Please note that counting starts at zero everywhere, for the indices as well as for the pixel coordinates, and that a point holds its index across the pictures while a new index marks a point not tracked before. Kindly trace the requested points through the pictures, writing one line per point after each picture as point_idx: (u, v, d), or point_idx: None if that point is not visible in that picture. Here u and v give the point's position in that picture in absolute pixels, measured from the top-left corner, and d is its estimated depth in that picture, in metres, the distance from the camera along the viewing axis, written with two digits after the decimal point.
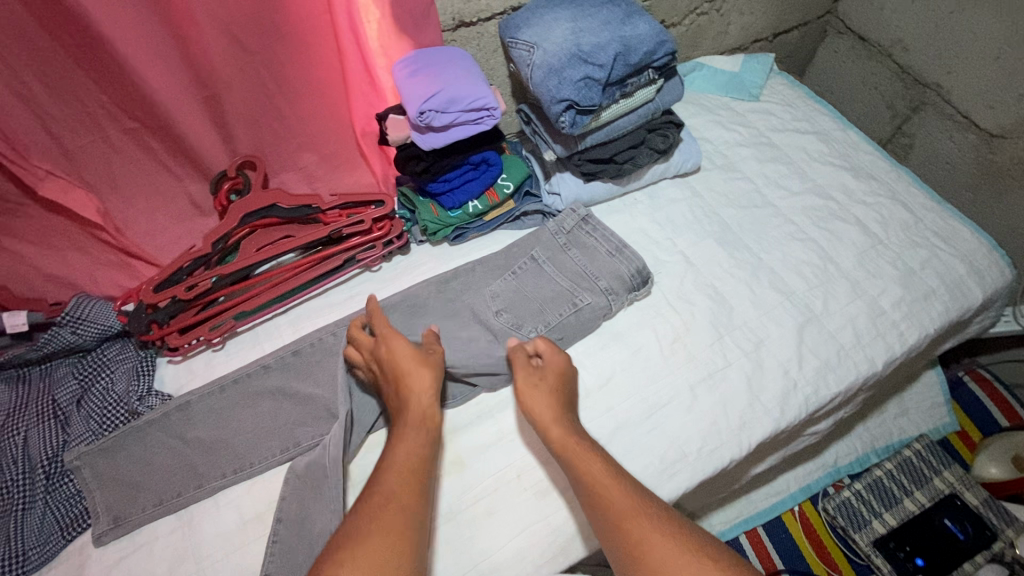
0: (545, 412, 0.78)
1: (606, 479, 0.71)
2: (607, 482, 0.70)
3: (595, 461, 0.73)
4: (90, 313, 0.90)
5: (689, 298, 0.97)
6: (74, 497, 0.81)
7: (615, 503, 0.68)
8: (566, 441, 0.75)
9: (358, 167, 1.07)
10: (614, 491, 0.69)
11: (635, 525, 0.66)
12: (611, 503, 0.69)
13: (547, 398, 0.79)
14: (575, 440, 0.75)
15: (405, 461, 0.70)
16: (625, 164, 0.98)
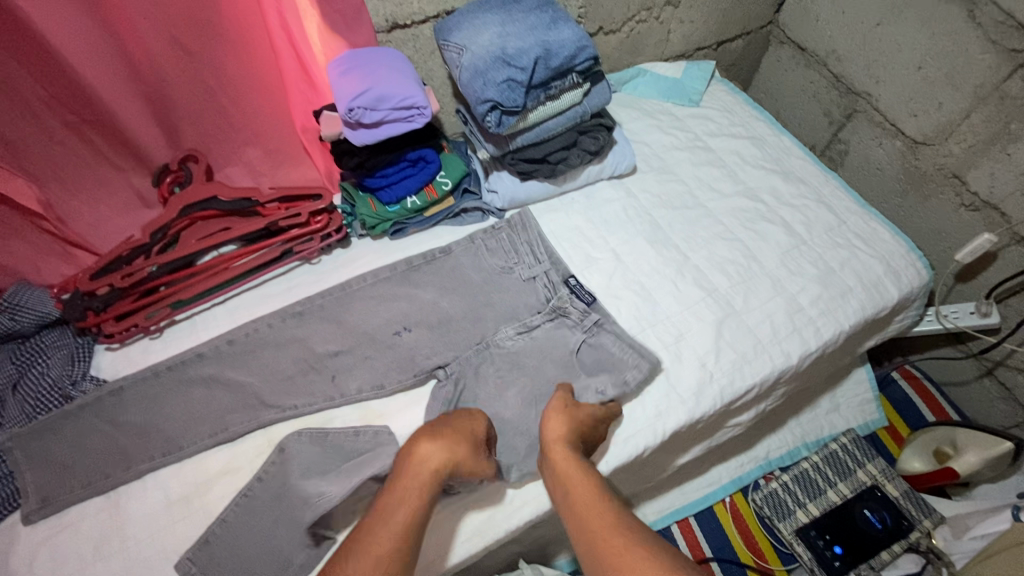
0: (557, 433, 0.81)
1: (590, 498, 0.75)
2: (591, 500, 0.74)
3: (582, 476, 0.77)
4: (29, 301, 0.92)
5: (616, 294, 1.01)
6: (3, 479, 0.83)
7: (595, 516, 0.72)
8: (560, 457, 0.80)
9: (301, 163, 1.11)
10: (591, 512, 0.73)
11: (608, 540, 0.69)
12: (589, 518, 0.72)
13: (565, 426, 0.82)
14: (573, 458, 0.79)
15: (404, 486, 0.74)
16: (558, 164, 1.03)
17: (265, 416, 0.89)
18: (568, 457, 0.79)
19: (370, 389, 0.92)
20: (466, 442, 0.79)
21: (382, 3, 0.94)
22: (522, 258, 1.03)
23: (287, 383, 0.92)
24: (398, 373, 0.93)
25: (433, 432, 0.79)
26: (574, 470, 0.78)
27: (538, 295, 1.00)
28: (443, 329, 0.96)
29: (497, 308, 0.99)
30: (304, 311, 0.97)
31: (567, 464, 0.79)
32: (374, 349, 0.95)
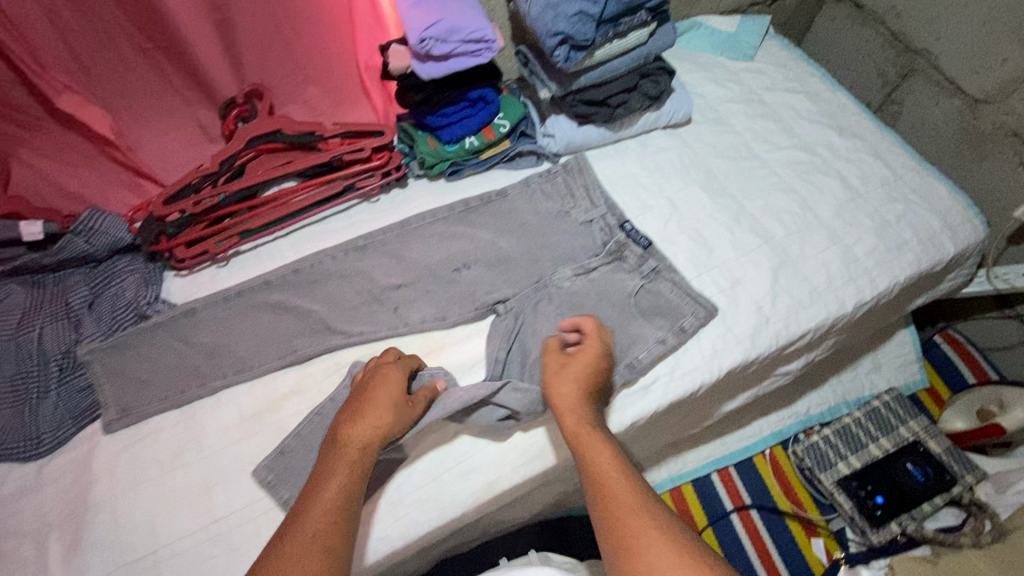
0: (564, 399, 0.77)
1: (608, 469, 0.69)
2: (610, 473, 0.69)
3: (603, 448, 0.72)
4: (103, 225, 0.94)
5: (673, 239, 1.01)
6: (85, 390, 0.87)
7: (614, 491, 0.67)
8: (575, 427, 0.75)
9: (360, 104, 1.12)
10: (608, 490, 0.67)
11: (628, 518, 0.63)
12: (607, 491, 0.67)
13: (574, 387, 0.78)
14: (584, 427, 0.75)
15: (332, 501, 0.68)
16: (617, 108, 1.03)
17: (332, 341, 0.92)
18: (584, 426, 0.75)
19: (432, 319, 0.94)
20: (388, 411, 0.76)
21: None
22: (578, 202, 1.03)
23: (352, 312, 0.95)
24: (458, 308, 0.95)
25: (355, 411, 0.75)
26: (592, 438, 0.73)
27: (595, 238, 1.01)
28: (502, 266, 0.98)
29: (554, 248, 0.99)
30: (365, 245, 1.00)
31: (585, 434, 0.74)
32: (435, 283, 0.97)
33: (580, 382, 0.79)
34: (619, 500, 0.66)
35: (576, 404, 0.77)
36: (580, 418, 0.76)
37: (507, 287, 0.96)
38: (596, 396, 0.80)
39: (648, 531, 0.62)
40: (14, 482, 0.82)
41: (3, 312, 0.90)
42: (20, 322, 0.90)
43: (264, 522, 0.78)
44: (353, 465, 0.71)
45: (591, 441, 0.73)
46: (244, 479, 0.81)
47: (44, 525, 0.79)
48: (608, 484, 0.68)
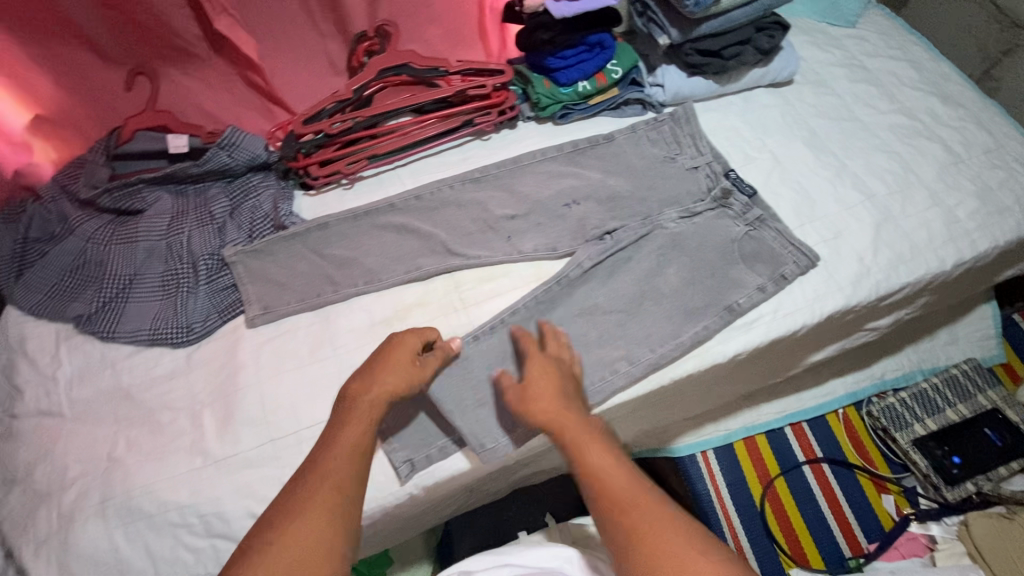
0: (546, 407, 0.76)
1: (609, 469, 0.70)
2: (613, 472, 0.69)
3: (599, 451, 0.71)
4: (243, 141, 1.01)
5: (776, 190, 1.05)
6: (229, 289, 0.95)
7: (618, 492, 0.67)
8: (566, 432, 0.74)
9: (474, 46, 1.17)
10: (611, 488, 0.68)
11: (639, 517, 0.65)
12: (609, 495, 0.68)
13: (555, 392, 0.78)
14: (579, 429, 0.74)
15: (342, 468, 0.68)
16: (731, 60, 1.06)
17: (452, 263, 0.99)
18: (578, 429, 0.73)
19: (544, 249, 0.99)
20: (400, 370, 0.78)
21: None
22: (684, 149, 1.06)
23: (470, 238, 1.01)
24: (568, 241, 1.00)
25: (366, 367, 0.78)
26: (587, 441, 0.72)
27: (700, 184, 1.03)
28: (612, 204, 1.02)
29: (661, 190, 1.03)
30: (482, 177, 1.05)
31: (580, 437, 0.73)
32: (546, 216, 1.02)
33: (562, 388, 0.79)
34: (627, 499, 0.67)
35: (564, 411, 0.76)
36: (569, 425, 0.74)
37: (615, 221, 1.01)
38: (577, 399, 0.80)
39: (661, 526, 0.64)
40: (167, 365, 0.90)
41: (156, 215, 0.99)
42: (170, 224, 0.98)
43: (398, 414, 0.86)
44: (360, 442, 0.71)
45: (586, 438, 0.73)
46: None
47: (197, 403, 0.86)
48: (612, 487, 0.68)
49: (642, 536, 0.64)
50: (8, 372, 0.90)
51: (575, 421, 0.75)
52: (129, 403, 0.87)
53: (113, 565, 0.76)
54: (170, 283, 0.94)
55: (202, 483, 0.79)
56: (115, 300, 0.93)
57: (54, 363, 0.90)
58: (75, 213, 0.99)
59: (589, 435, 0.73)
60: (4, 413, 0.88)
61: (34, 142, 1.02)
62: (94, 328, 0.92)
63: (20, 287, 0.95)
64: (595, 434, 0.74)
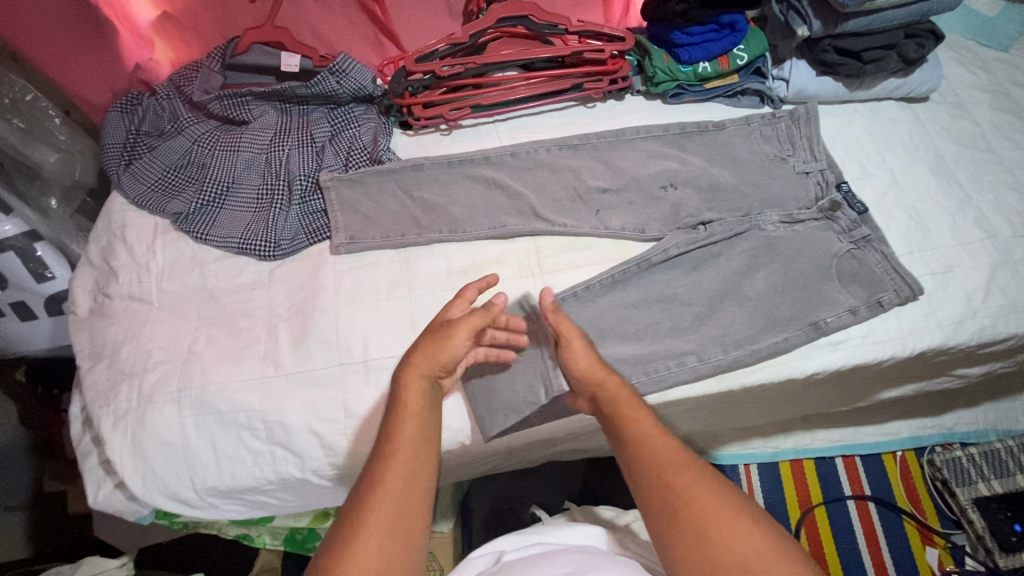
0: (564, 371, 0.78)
1: (656, 436, 0.68)
2: (660, 439, 0.68)
3: (644, 416, 0.70)
4: (352, 70, 1.01)
5: (888, 211, 0.98)
6: (319, 213, 0.96)
7: (664, 458, 0.66)
8: (608, 398, 0.72)
9: (596, 10, 1.13)
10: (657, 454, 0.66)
11: (688, 481, 0.64)
12: (660, 461, 0.66)
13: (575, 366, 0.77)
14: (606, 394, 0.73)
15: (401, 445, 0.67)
16: (869, 64, 0.99)
17: (538, 227, 0.97)
18: (622, 398, 0.72)
19: (632, 229, 0.97)
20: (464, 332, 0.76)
21: None
22: (797, 151, 1.01)
23: (558, 205, 0.99)
24: (660, 225, 0.97)
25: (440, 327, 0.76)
26: (629, 405, 0.71)
27: (807, 191, 0.98)
28: (712, 194, 0.98)
29: (766, 189, 0.98)
30: (580, 145, 1.02)
31: (628, 406, 0.71)
32: (639, 196, 0.99)
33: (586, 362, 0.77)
34: (677, 465, 0.65)
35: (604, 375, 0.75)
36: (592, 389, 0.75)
37: (712, 212, 0.97)
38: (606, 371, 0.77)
39: (708, 491, 0.63)
40: (252, 274, 0.93)
41: (260, 129, 1.01)
42: (272, 140, 1.01)
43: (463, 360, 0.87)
44: (418, 438, 0.67)
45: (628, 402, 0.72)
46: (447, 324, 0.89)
47: (275, 316, 0.89)
48: (658, 453, 0.66)
49: (691, 499, 0.62)
50: (106, 254, 0.95)
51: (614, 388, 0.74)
52: (213, 304, 0.90)
53: (181, 450, 0.80)
54: (265, 198, 0.97)
55: (271, 392, 0.82)
56: (212, 204, 0.97)
57: (149, 253, 0.94)
58: (185, 114, 1.02)
59: (630, 399, 0.72)
60: (99, 290, 0.93)
61: (158, 40, 1.05)
62: (189, 227, 0.95)
63: (126, 175, 0.99)
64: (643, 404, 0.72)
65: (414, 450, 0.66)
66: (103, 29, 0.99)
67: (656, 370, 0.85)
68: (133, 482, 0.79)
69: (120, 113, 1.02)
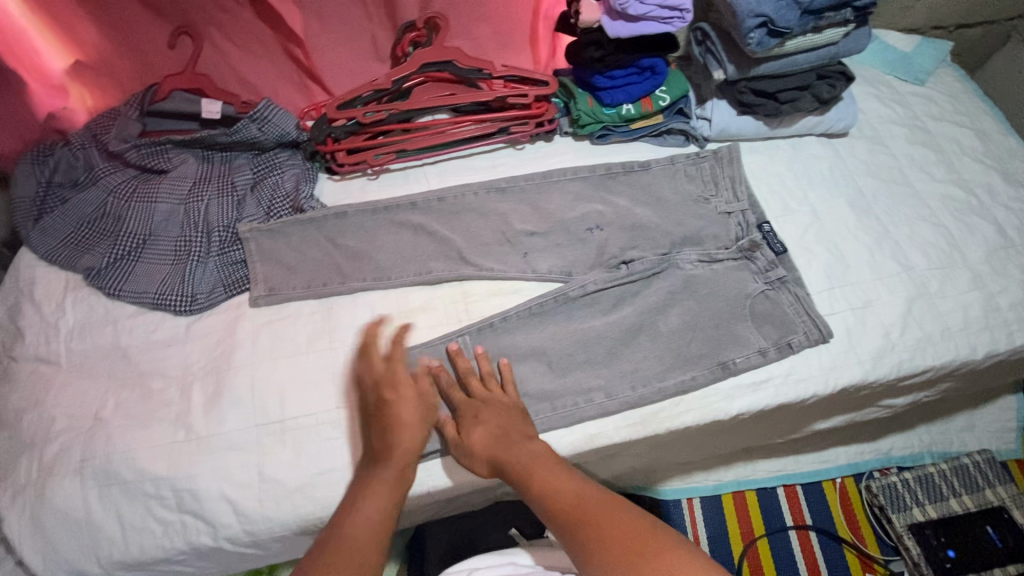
0: (484, 448, 0.79)
1: (567, 488, 0.74)
2: (563, 489, 0.74)
3: (552, 471, 0.76)
4: (275, 117, 0.99)
5: (810, 247, 1.00)
6: (239, 264, 0.94)
7: (574, 509, 0.72)
8: (506, 463, 0.77)
9: (524, 51, 1.13)
10: (570, 495, 0.73)
11: (601, 525, 0.69)
12: (577, 512, 0.71)
13: (487, 438, 0.79)
14: (518, 460, 0.77)
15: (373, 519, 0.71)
16: (785, 104, 1.01)
17: (465, 271, 0.96)
18: (516, 461, 0.77)
19: (559, 272, 0.96)
20: (412, 409, 0.79)
21: None
22: (720, 191, 1.02)
23: (485, 248, 0.98)
24: (587, 266, 0.97)
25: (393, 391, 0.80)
26: (531, 466, 0.76)
27: (729, 231, 1.00)
28: (636, 233, 0.98)
29: (689, 227, 0.99)
30: (508, 188, 1.02)
31: (527, 465, 0.76)
32: (566, 238, 0.99)
33: (499, 431, 0.80)
34: (587, 511, 0.71)
35: (497, 448, 0.79)
36: (512, 455, 0.78)
37: (638, 252, 0.97)
38: (521, 426, 0.81)
39: (623, 531, 0.68)
40: (167, 330, 0.90)
41: (178, 178, 0.99)
42: (191, 190, 0.98)
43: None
44: (381, 518, 0.71)
45: (525, 462, 0.77)
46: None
47: (189, 375, 0.86)
48: (568, 508, 0.72)
49: (604, 542, 0.67)
50: (13, 314, 0.91)
51: (517, 448, 0.78)
52: (125, 363, 0.87)
53: (84, 525, 0.76)
54: (182, 250, 0.94)
55: (181, 458, 0.79)
56: (126, 258, 0.94)
57: (58, 311, 0.91)
58: (100, 164, 0.99)
59: (533, 457, 0.77)
60: (4, 353, 0.89)
61: (73, 87, 1.02)
62: (101, 283, 0.92)
63: (36, 230, 0.96)
64: (545, 459, 0.77)
65: (382, 524, 0.71)
66: (10, 83, 0.95)
67: (580, 418, 0.85)
68: (33, 562, 0.75)
69: (30, 165, 0.98)
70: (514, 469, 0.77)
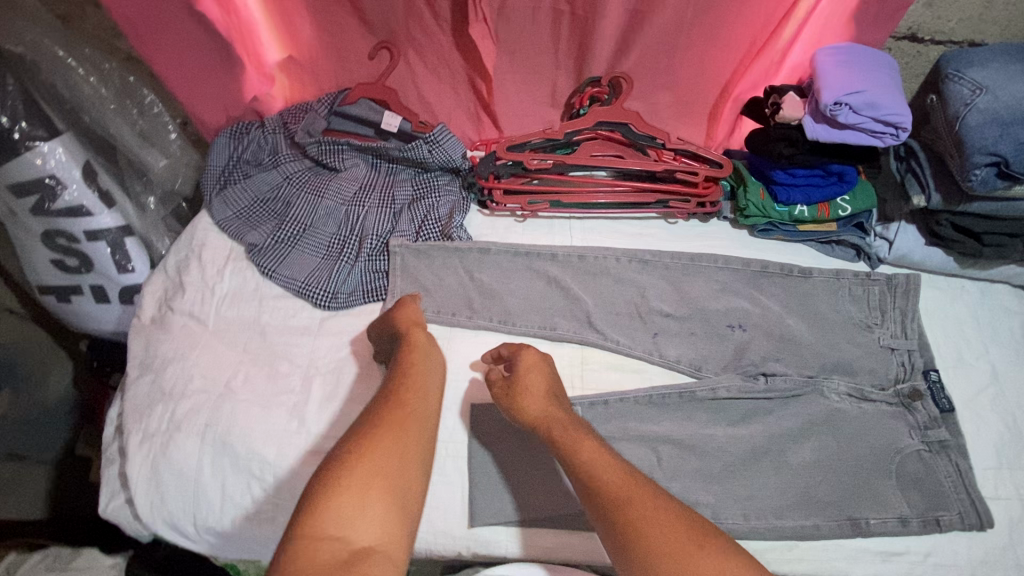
0: (537, 406, 0.79)
1: (608, 468, 0.71)
2: (609, 471, 0.70)
3: (594, 452, 0.73)
4: (447, 142, 1.03)
5: (979, 412, 0.88)
6: (380, 274, 0.98)
7: (615, 493, 0.68)
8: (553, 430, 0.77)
9: (698, 126, 1.10)
10: (612, 476, 0.70)
11: (635, 516, 0.65)
12: (619, 494, 0.68)
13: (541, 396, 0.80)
14: (565, 431, 0.76)
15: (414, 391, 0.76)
16: (988, 248, 0.90)
17: (589, 336, 0.93)
18: (567, 430, 0.76)
19: (687, 363, 0.91)
20: (408, 305, 0.87)
21: (922, 9, 0.85)
22: (886, 322, 0.93)
23: (615, 317, 0.95)
24: (718, 365, 0.91)
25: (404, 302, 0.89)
26: (578, 440, 0.75)
27: (888, 369, 0.90)
28: (783, 345, 0.91)
29: (843, 353, 0.90)
30: (651, 260, 0.99)
31: (573, 437, 0.75)
32: (702, 329, 0.94)
33: (551, 394, 0.82)
34: (626, 498, 0.67)
35: (547, 410, 0.79)
36: (558, 423, 0.78)
37: (780, 366, 0.89)
38: (564, 402, 0.82)
39: (664, 523, 0.64)
40: (303, 318, 0.96)
41: (348, 181, 1.06)
42: (356, 195, 1.05)
43: (488, 455, 0.84)
44: (423, 396, 0.76)
45: (574, 435, 0.76)
46: (484, 411, 0.87)
47: (312, 367, 0.90)
48: (606, 491, 0.68)
49: (644, 531, 0.63)
50: (182, 268, 1.00)
51: (568, 423, 0.78)
52: (261, 340, 0.93)
53: (192, 485, 0.81)
54: (335, 248, 1.01)
55: (288, 448, 0.82)
56: (286, 243, 1.01)
57: (217, 276, 0.99)
58: (286, 151, 1.08)
59: (577, 431, 0.76)
60: (165, 301, 0.98)
61: (279, 78, 1.11)
62: (260, 260, 0.99)
63: (217, 197, 1.05)
64: (589, 436, 0.76)
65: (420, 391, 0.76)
66: (233, 64, 1.06)
67: None
68: (141, 503, 0.81)
69: (228, 139, 1.09)
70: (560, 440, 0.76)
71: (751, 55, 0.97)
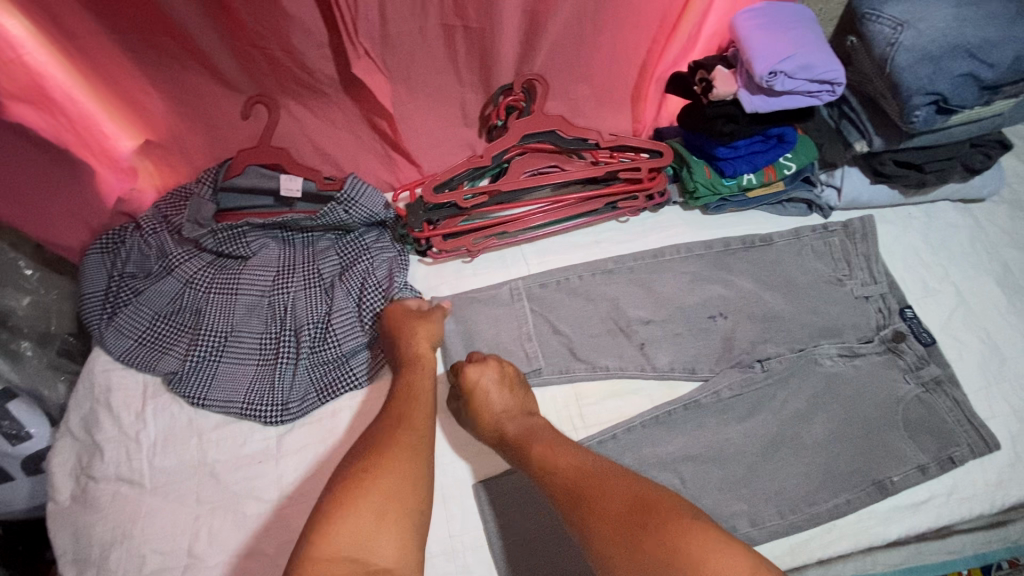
0: (501, 403, 0.76)
1: (567, 463, 0.68)
2: (564, 464, 0.68)
3: (552, 451, 0.70)
4: (363, 197, 0.90)
5: (957, 336, 0.90)
6: (331, 365, 0.86)
7: (573, 485, 0.65)
8: (517, 436, 0.73)
9: (624, 112, 1.03)
10: (562, 462, 0.68)
11: (603, 492, 0.63)
12: (566, 491, 0.65)
13: (498, 412, 0.76)
14: (524, 434, 0.74)
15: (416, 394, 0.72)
16: (930, 176, 0.90)
17: (577, 369, 0.86)
18: (518, 433, 0.74)
19: (681, 368, 0.87)
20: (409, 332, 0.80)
21: None
22: (854, 271, 0.93)
23: (597, 340, 0.89)
24: (711, 361, 0.88)
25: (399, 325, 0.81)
26: (540, 440, 0.72)
27: (869, 319, 0.90)
28: (767, 324, 0.89)
29: (824, 316, 0.90)
30: (617, 269, 0.93)
31: (536, 437, 0.72)
32: (686, 327, 0.90)
33: (505, 409, 0.76)
34: (597, 483, 0.64)
35: (507, 419, 0.75)
36: (536, 435, 0.73)
37: (771, 348, 0.87)
38: (526, 406, 0.78)
39: (614, 494, 0.62)
40: (257, 443, 0.82)
41: (261, 267, 0.91)
42: (275, 280, 0.90)
43: (510, 536, 0.76)
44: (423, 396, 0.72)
45: (536, 436, 0.73)
46: (491, 491, 0.78)
47: (286, 497, 0.78)
48: (565, 484, 0.66)
49: (610, 522, 0.60)
50: (88, 425, 0.83)
51: (538, 432, 0.73)
52: (214, 484, 0.79)
53: None
54: (270, 350, 0.87)
55: None
56: (208, 359, 0.86)
57: (138, 423, 0.83)
58: (174, 251, 0.90)
59: (537, 436, 0.72)
60: (80, 472, 0.81)
61: (142, 166, 0.92)
62: (183, 389, 0.84)
63: (109, 328, 0.87)
64: (546, 436, 0.73)
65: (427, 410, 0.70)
66: (78, 165, 0.87)
67: None
68: None
69: (100, 255, 0.91)
70: (531, 438, 0.73)
71: (665, 32, 0.92)
